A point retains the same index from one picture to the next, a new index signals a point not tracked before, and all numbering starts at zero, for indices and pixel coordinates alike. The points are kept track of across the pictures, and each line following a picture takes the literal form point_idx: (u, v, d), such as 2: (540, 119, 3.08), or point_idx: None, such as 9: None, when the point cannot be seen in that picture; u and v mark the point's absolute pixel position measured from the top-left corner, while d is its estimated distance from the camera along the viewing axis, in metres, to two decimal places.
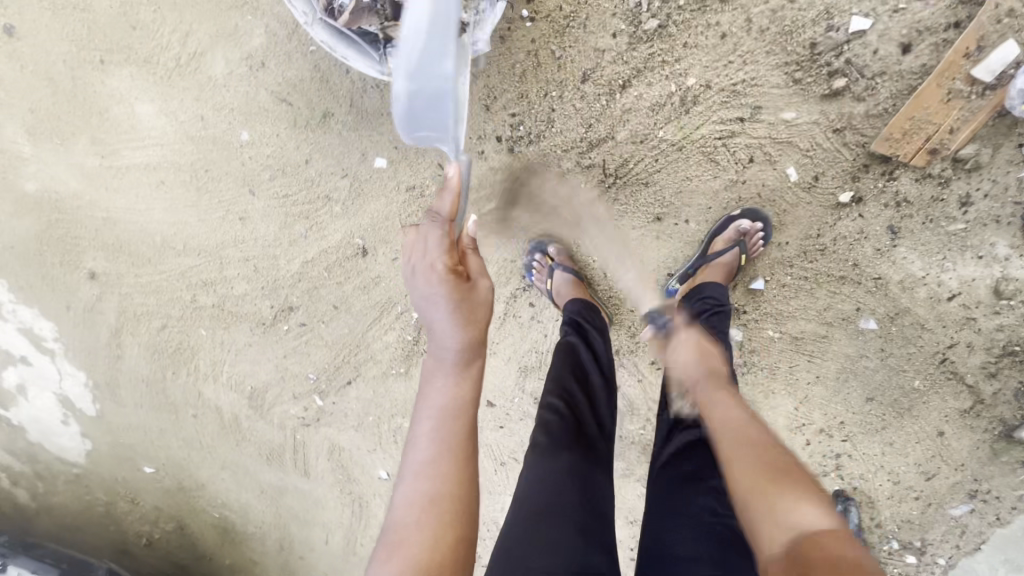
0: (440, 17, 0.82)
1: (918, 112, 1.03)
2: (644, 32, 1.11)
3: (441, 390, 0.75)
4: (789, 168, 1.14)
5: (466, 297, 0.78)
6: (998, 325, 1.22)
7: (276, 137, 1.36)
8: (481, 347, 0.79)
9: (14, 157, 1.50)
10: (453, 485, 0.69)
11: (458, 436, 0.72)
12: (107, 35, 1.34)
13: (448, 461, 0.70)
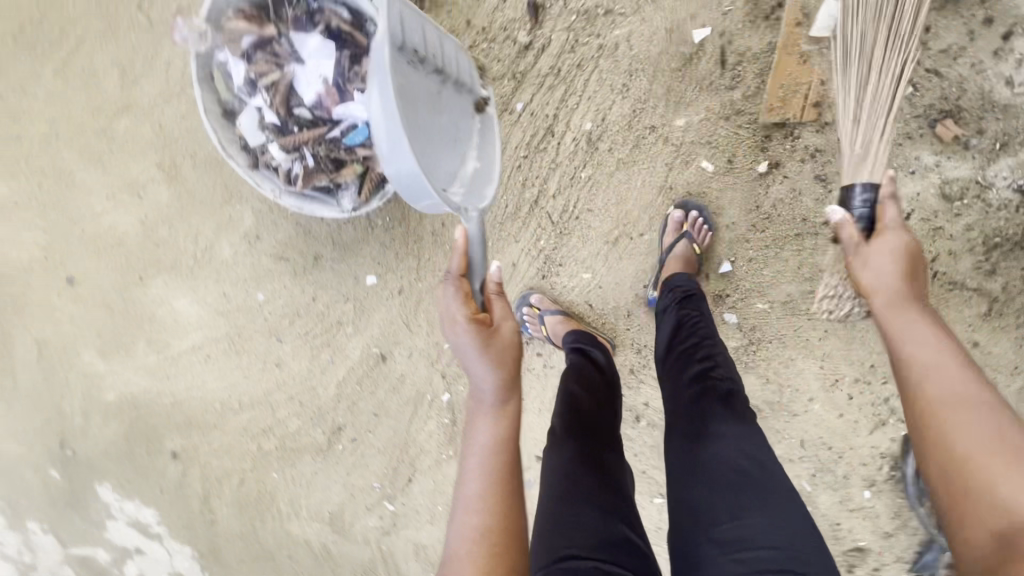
0: (389, 107, 0.81)
1: (784, 80, 1.15)
2: (535, 104, 1.31)
3: (484, 433, 0.83)
4: (703, 161, 1.26)
5: (490, 341, 0.87)
6: (967, 226, 1.24)
7: (284, 289, 1.59)
8: (512, 389, 0.87)
9: (94, 377, 1.81)
10: (498, 519, 0.75)
11: (504, 469, 0.80)
12: (135, 258, 1.63)
13: (493, 496, 0.77)
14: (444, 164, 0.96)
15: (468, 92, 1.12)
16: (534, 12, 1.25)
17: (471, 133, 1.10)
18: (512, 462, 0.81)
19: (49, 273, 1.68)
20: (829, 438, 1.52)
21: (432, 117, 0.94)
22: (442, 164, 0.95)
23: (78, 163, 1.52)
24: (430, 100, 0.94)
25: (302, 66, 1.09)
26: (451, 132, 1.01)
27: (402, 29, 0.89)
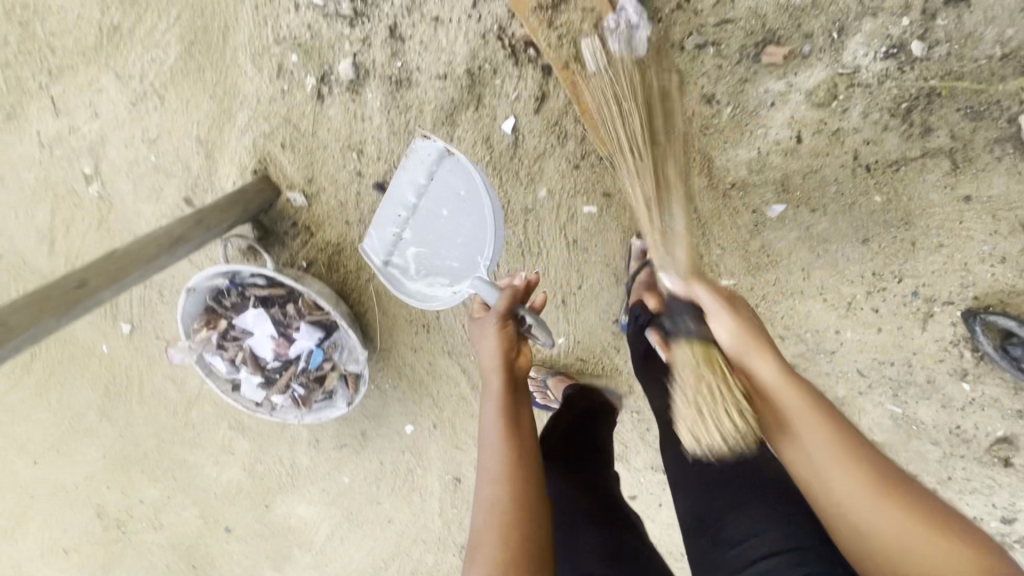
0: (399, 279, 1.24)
1: (599, 120, 1.19)
2: None
3: (492, 420, 0.91)
4: (584, 207, 1.32)
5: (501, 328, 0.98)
6: (862, 112, 1.16)
7: (358, 465, 1.86)
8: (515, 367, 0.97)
9: None
10: (507, 487, 0.82)
11: (514, 435, 0.88)
12: (254, 493, 2.02)
13: (505, 479, 0.83)
14: (459, 245, 1.16)
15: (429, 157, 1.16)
16: (382, 187, 1.35)
17: (464, 191, 1.14)
18: (524, 446, 0.88)
19: (213, 531, 2.13)
20: (883, 355, 1.43)
21: (430, 232, 1.20)
22: (452, 249, 1.17)
23: (187, 452, 1.96)
24: (417, 225, 1.22)
25: (254, 335, 1.37)
26: (451, 220, 1.17)
27: (377, 220, 1.25)
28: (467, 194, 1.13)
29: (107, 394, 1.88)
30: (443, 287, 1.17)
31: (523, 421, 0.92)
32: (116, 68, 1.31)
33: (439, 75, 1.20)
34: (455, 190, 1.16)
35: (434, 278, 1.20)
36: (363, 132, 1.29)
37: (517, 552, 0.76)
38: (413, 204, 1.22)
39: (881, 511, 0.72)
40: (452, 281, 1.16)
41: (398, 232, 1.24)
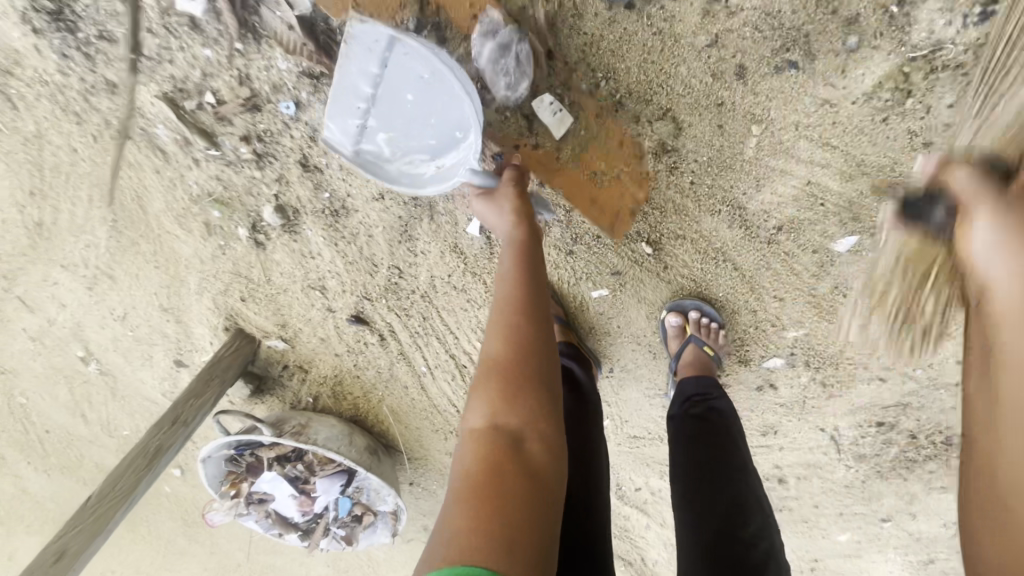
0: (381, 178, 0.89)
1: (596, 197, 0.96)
2: (427, 364, 1.25)
3: (507, 262, 0.82)
4: (592, 292, 1.07)
5: (523, 209, 0.85)
6: (956, 102, 0.80)
7: None
8: (536, 252, 0.83)
9: None
10: (507, 377, 0.69)
11: (528, 326, 0.73)
12: None
13: (519, 309, 0.74)
14: (432, 125, 0.86)
15: (377, 43, 0.78)
16: (358, 317, 1.18)
17: (421, 62, 0.80)
18: (537, 285, 0.78)
19: None
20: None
21: (399, 123, 0.85)
22: (425, 129, 0.86)
23: (272, 556, 1.99)
24: (384, 114, 0.84)
25: (275, 497, 1.28)
26: (426, 105, 0.84)
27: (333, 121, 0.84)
28: (434, 73, 0.81)
29: (185, 522, 1.93)
30: (428, 166, 0.90)
31: (542, 318, 0.75)
32: (58, 260, 1.22)
33: (376, 196, 1.00)
34: (404, 64, 0.80)
35: (413, 158, 0.89)
36: (318, 268, 1.11)
37: (524, 386, 0.68)
38: (370, 93, 0.81)
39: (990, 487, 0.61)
40: (434, 157, 0.89)
41: (361, 126, 0.84)
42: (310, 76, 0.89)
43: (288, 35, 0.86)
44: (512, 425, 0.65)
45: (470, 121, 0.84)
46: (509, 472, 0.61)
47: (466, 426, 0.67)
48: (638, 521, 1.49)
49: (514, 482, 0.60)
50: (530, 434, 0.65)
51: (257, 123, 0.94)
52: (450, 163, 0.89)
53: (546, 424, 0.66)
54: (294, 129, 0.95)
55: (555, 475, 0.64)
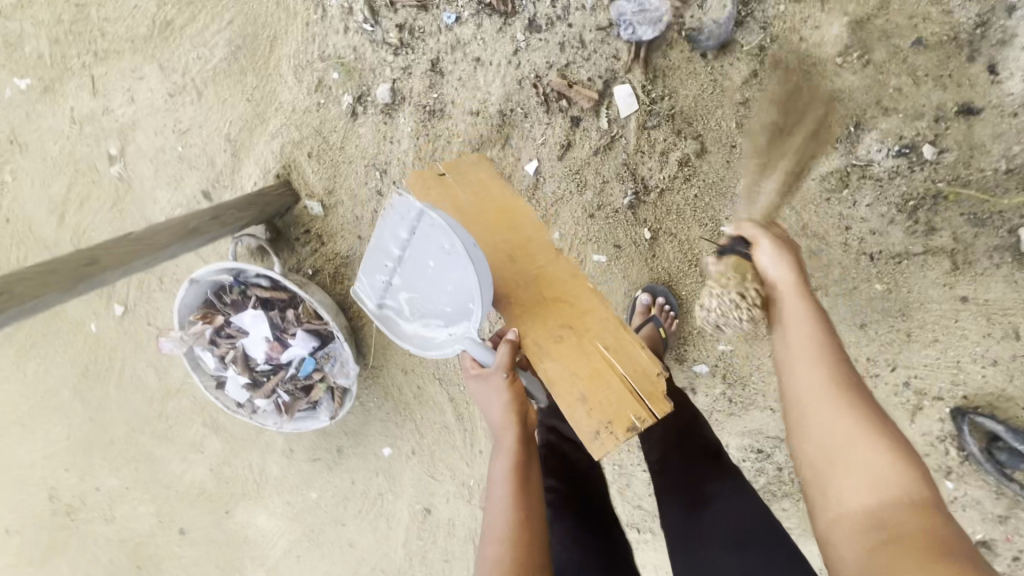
0: (414, 339, 1.06)
1: (616, 362, 1.04)
2: None
3: (500, 460, 0.97)
4: (593, 256, 1.34)
5: (516, 396, 1.01)
6: (870, 203, 1.21)
7: (329, 483, 1.82)
8: (529, 455, 0.99)
9: None
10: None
11: (522, 538, 0.87)
12: (219, 497, 1.95)
13: (512, 535, 0.87)
14: (451, 291, 1.02)
15: (410, 212, 1.02)
16: None
17: (445, 234, 0.99)
18: (530, 497, 0.93)
19: (167, 530, 2.05)
20: None
21: (419, 282, 1.05)
22: (444, 295, 1.02)
23: (156, 442, 1.90)
24: (409, 274, 1.06)
25: (248, 336, 1.37)
26: (441, 269, 1.01)
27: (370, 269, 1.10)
28: (452, 251, 0.97)
29: (86, 372, 1.85)
30: (439, 330, 1.04)
31: (532, 523, 0.90)
32: (162, 59, 1.36)
33: (471, 111, 1.25)
34: (432, 236, 1.01)
35: (429, 318, 1.06)
36: (389, 153, 1.32)
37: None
38: (399, 256, 1.05)
39: (871, 452, 0.69)
40: (447, 324, 1.04)
41: (388, 278, 1.08)
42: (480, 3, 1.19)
43: None
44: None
45: (479, 296, 0.98)
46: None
47: None
48: None
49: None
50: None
51: (418, 21, 1.22)
52: (459, 331, 1.03)
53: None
54: (441, 35, 1.22)
55: None
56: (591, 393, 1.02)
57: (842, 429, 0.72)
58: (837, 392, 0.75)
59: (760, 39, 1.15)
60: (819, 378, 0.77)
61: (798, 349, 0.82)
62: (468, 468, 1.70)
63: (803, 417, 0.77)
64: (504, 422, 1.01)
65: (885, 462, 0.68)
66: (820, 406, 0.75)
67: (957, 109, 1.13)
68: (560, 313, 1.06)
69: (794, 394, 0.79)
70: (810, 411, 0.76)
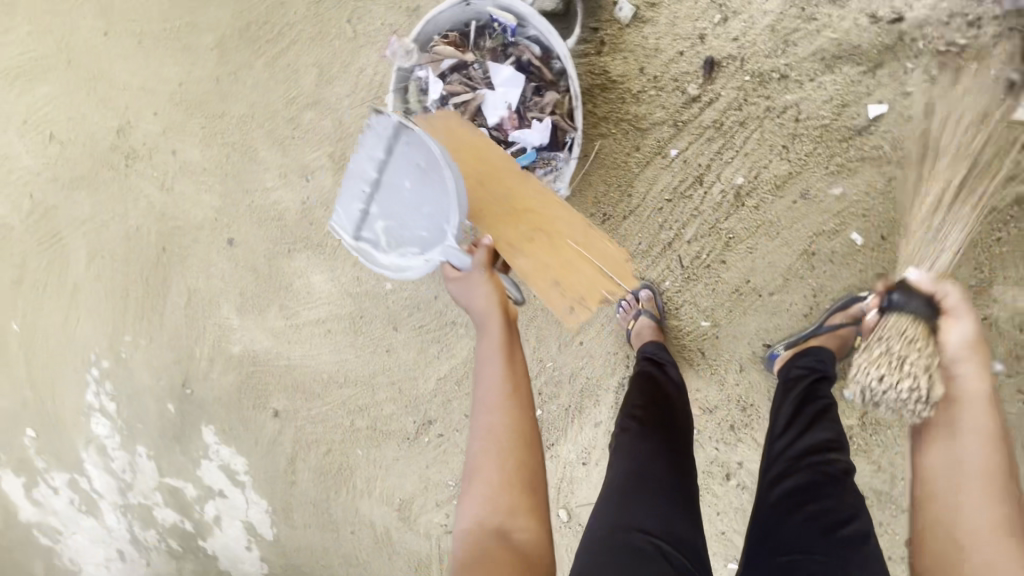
0: (395, 264, 1.07)
1: (586, 255, 1.10)
2: (671, 159, 1.30)
3: (485, 351, 1.01)
4: (852, 233, 1.24)
5: (498, 288, 1.04)
6: None
7: (412, 281, 1.77)
8: (512, 344, 1.03)
9: (225, 328, 2.02)
10: (501, 444, 0.93)
11: (508, 412, 0.95)
12: (292, 234, 1.81)
13: (501, 408, 0.95)
14: (428, 216, 1.05)
15: (382, 130, 1.06)
16: (709, 66, 1.22)
17: (432, 157, 1.03)
18: (516, 385, 0.98)
19: (216, 231, 1.91)
20: None
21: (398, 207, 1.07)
22: (419, 218, 1.05)
23: (265, 143, 1.73)
24: (384, 200, 1.08)
25: (492, 91, 1.21)
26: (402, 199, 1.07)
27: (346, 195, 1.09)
28: (427, 168, 1.04)
29: (250, 30, 1.65)
30: (416, 257, 1.05)
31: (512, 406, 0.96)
32: None
33: (870, 14, 1.11)
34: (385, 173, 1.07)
35: (405, 247, 1.07)
36: (746, 5, 1.17)
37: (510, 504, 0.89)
38: (373, 178, 1.08)
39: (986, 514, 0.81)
40: (423, 251, 1.05)
41: (364, 208, 1.09)
42: None
43: None
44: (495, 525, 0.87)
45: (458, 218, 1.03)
46: (511, 567, 0.83)
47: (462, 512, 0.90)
48: (600, 413, 1.58)
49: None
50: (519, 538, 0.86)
51: None
52: (434, 255, 1.04)
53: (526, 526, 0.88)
54: None
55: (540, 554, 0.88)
56: (562, 279, 1.10)
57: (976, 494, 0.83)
58: (982, 469, 0.84)
59: None
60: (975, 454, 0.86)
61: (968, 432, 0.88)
62: None
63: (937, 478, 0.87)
64: (486, 310, 1.03)
65: (990, 523, 0.80)
66: (966, 455, 0.86)
67: None
68: (529, 219, 1.11)
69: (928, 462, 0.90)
70: (973, 529, 0.81)
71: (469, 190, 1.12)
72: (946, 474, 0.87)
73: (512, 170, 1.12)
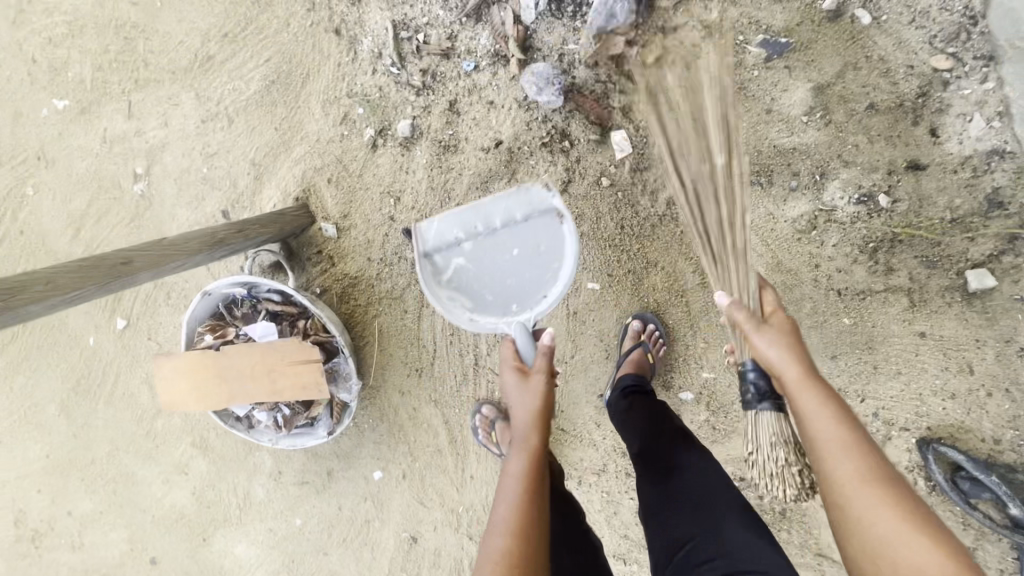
0: (439, 303, 1.23)
1: (282, 367, 1.36)
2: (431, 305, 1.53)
3: (521, 425, 1.02)
4: (589, 283, 1.46)
5: (525, 383, 1.08)
6: (835, 245, 1.35)
7: (314, 507, 1.80)
8: (541, 429, 1.01)
9: None
10: (529, 505, 0.89)
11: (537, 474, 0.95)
12: (199, 523, 1.89)
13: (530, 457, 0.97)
14: (502, 286, 1.26)
15: (538, 201, 1.22)
16: (410, 233, 1.47)
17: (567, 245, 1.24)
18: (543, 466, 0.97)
19: (137, 560, 1.96)
20: None
21: (489, 255, 1.25)
22: (492, 288, 1.26)
23: (139, 463, 1.87)
24: (481, 245, 1.24)
25: None
26: (496, 252, 1.24)
27: (456, 215, 1.22)
28: (544, 252, 1.25)
29: (78, 386, 1.84)
30: (463, 312, 1.25)
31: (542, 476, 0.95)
32: (199, 89, 1.48)
33: (483, 147, 1.37)
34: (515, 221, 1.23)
35: (457, 296, 1.26)
36: (404, 182, 1.43)
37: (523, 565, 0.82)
38: (495, 226, 1.22)
39: (892, 524, 0.75)
40: (472, 312, 1.25)
41: (458, 237, 1.22)
42: (496, 55, 1.31)
43: (499, 27, 1.29)
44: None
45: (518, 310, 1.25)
46: None
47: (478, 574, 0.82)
48: None
49: None
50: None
51: (440, 66, 1.34)
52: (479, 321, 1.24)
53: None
54: (460, 79, 1.34)
55: None
56: (287, 388, 1.36)
57: (873, 503, 0.77)
58: (863, 470, 0.80)
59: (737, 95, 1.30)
60: (853, 450, 0.81)
61: (832, 433, 0.83)
62: (457, 493, 1.70)
63: (839, 498, 0.80)
64: (524, 405, 1.04)
65: (902, 530, 0.74)
66: (848, 464, 0.81)
67: (906, 164, 1.29)
68: (243, 377, 1.39)
69: (825, 467, 0.83)
70: (885, 539, 0.75)
71: (202, 399, 1.43)
72: (840, 492, 0.81)
73: (202, 355, 1.40)
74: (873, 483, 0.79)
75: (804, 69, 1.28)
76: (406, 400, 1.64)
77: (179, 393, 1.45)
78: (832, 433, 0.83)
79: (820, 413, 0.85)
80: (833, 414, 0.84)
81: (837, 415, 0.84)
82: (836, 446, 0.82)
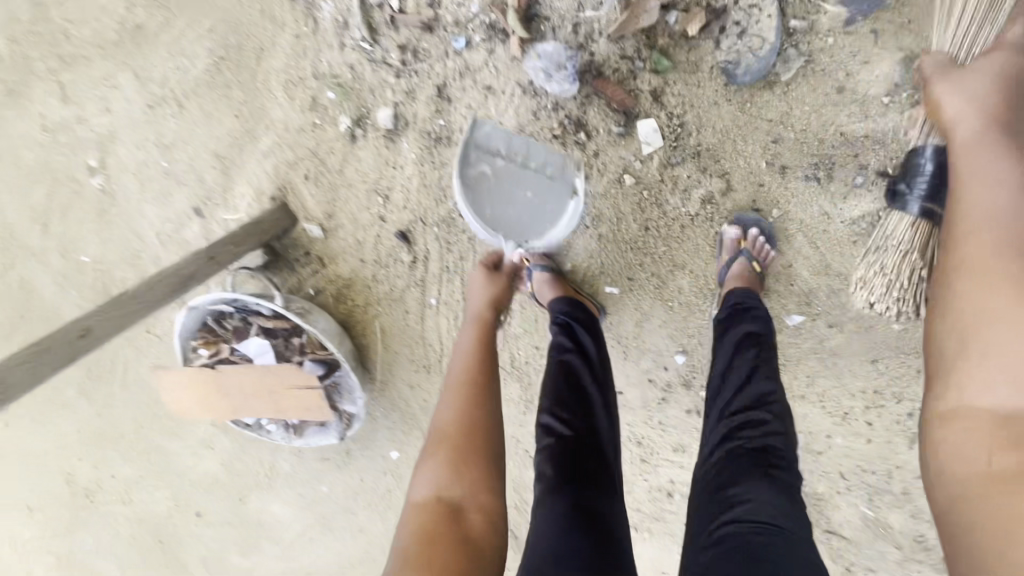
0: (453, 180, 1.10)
1: (286, 383, 1.31)
2: (433, 307, 1.40)
3: (475, 301, 1.13)
4: (606, 287, 1.30)
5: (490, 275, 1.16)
6: None
7: (337, 476, 1.88)
8: (494, 310, 1.12)
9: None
10: (477, 362, 1.01)
11: (485, 355, 1.03)
12: (232, 487, 2.00)
13: (478, 326, 1.08)
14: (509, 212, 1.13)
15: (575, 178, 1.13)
16: (404, 235, 1.30)
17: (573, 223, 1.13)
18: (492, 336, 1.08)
19: (184, 512, 2.10)
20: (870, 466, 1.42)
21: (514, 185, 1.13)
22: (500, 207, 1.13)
23: (165, 438, 1.94)
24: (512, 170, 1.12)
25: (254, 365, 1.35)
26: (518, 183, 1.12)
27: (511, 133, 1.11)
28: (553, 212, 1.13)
29: (95, 371, 1.86)
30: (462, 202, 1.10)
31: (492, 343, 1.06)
32: (138, 69, 1.26)
33: None
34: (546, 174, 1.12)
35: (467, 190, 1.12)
36: (392, 179, 1.24)
37: (468, 459, 0.87)
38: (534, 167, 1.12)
39: (1001, 318, 0.70)
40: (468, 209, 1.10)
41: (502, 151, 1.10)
42: (493, 28, 1.09)
43: None
44: (453, 496, 0.83)
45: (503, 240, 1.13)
46: (461, 439, 0.89)
47: (435, 423, 0.93)
48: None
49: (468, 461, 0.87)
50: (466, 504, 0.83)
51: (421, 40, 1.13)
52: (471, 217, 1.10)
53: (483, 497, 0.84)
54: (449, 59, 1.13)
55: (485, 466, 0.88)
56: (295, 403, 1.32)
57: (1005, 291, 0.70)
58: (1007, 238, 0.73)
59: (802, 72, 1.06)
60: (997, 211, 0.76)
61: (1004, 172, 0.78)
62: None
63: (965, 261, 0.76)
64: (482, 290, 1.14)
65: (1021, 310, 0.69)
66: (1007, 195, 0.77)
67: None
68: (247, 393, 1.34)
69: (965, 214, 0.78)
70: (987, 341, 0.70)
71: (211, 410, 1.39)
72: (986, 242, 0.75)
73: (202, 373, 1.34)
74: (998, 275, 0.72)
75: (895, 35, 1.02)
76: (414, 393, 1.58)
77: (188, 404, 1.42)
78: (993, 185, 0.78)
79: (977, 160, 0.81)
80: (1004, 161, 0.79)
81: (998, 166, 0.79)
82: (1017, 211, 0.75)
